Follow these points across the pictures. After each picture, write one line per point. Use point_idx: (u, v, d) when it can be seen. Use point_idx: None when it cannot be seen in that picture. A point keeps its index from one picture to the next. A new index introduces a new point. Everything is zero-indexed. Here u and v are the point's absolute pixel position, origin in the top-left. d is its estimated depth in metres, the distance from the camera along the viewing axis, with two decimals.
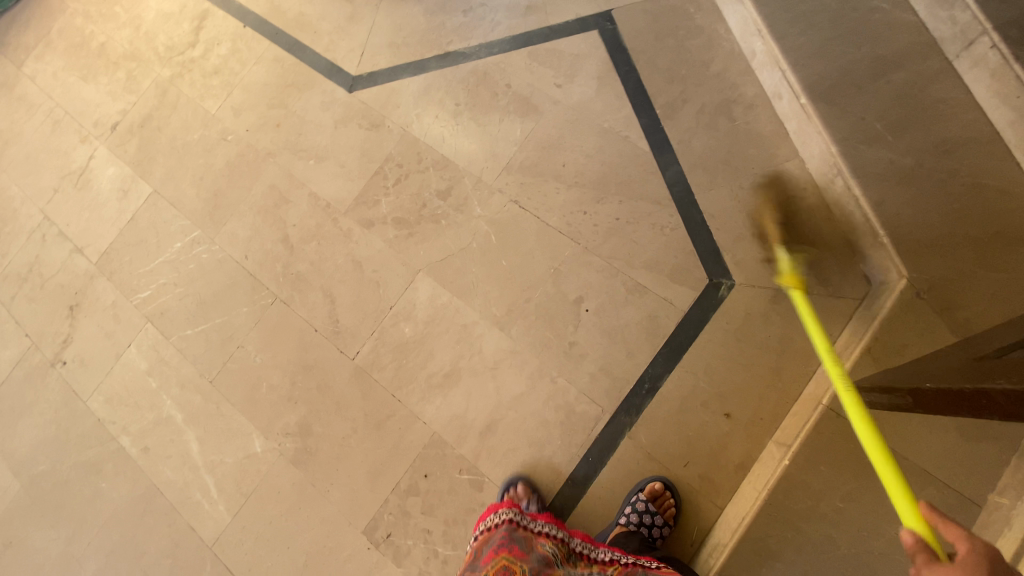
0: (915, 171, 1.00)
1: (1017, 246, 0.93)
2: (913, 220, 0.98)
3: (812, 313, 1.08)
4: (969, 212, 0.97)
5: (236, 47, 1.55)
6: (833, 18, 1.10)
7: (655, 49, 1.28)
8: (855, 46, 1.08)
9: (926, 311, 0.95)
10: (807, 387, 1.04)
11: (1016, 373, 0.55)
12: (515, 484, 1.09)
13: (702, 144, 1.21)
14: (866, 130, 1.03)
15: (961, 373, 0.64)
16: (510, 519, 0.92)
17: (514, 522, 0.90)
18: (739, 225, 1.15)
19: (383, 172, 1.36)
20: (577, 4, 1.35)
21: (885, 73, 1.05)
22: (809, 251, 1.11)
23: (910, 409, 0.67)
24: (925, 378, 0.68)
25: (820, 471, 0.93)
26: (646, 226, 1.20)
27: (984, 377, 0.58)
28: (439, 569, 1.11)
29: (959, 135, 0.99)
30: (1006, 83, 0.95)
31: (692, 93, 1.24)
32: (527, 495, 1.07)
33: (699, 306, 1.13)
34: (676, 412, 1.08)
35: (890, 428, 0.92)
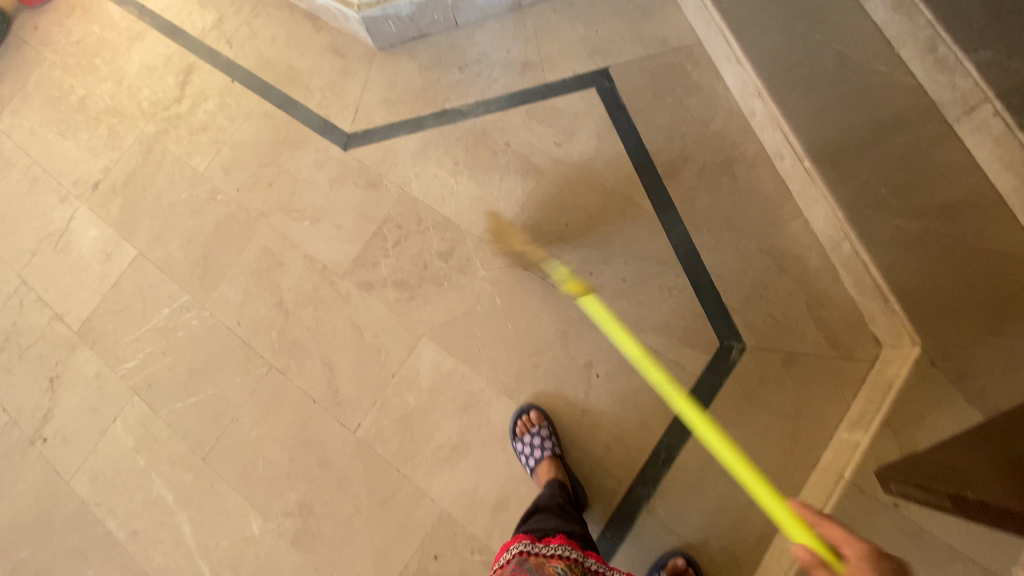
0: (923, 237, 1.00)
1: None
2: (924, 287, 0.98)
3: (825, 377, 1.07)
4: (978, 277, 0.96)
5: (224, 103, 1.51)
6: (832, 80, 1.11)
7: (655, 106, 1.28)
8: (856, 109, 1.08)
9: (942, 380, 0.94)
10: (825, 455, 1.03)
11: None
12: (528, 413, 1.13)
13: (706, 203, 1.21)
14: (872, 195, 1.04)
15: (1000, 477, 0.62)
16: (521, 551, 0.79)
17: (527, 553, 0.77)
18: (747, 286, 1.15)
19: (382, 233, 1.32)
20: (574, 60, 1.34)
21: (886, 138, 1.05)
22: (819, 312, 1.11)
23: (950, 511, 0.65)
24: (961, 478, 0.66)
25: None
26: (654, 287, 1.18)
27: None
28: None
29: (962, 200, 1.00)
30: (1009, 149, 0.94)
31: (693, 151, 1.24)
32: (539, 421, 1.11)
33: (711, 371, 1.11)
34: (693, 483, 1.06)
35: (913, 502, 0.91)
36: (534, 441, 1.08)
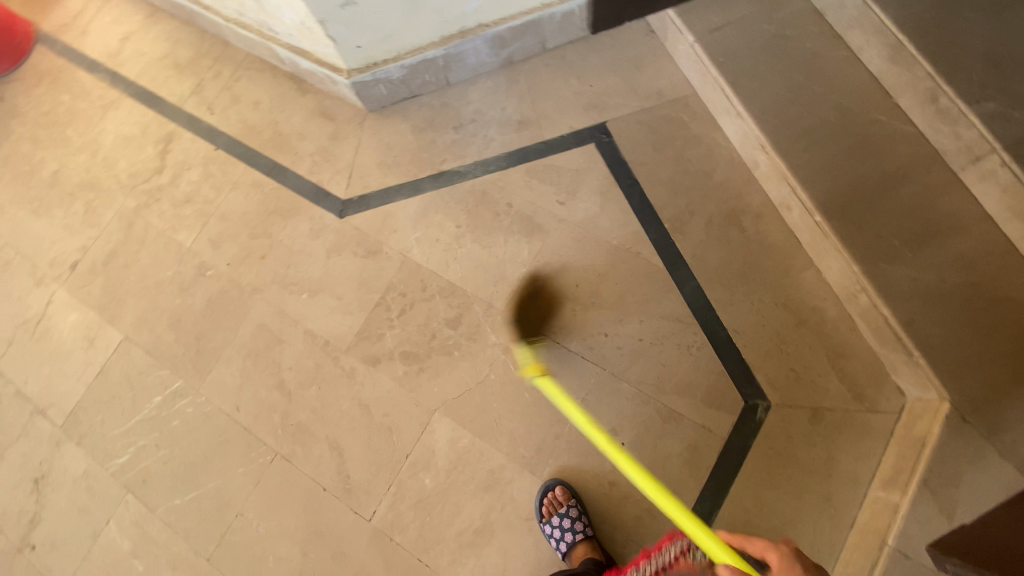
0: (940, 288, 1.00)
1: None
2: (946, 340, 0.98)
3: (853, 431, 1.06)
4: (999, 326, 0.97)
5: (209, 172, 1.45)
6: (834, 132, 1.11)
7: (656, 160, 1.27)
8: (860, 159, 1.08)
9: (975, 436, 0.93)
10: (862, 514, 1.00)
11: None
12: (553, 489, 1.09)
13: (716, 257, 1.20)
14: (885, 248, 1.04)
15: None
16: None
17: None
18: (764, 340, 1.14)
19: (385, 303, 1.27)
20: (570, 117, 1.34)
21: (893, 188, 1.06)
22: (839, 363, 1.10)
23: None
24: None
25: None
26: (671, 346, 1.16)
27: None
28: None
29: (975, 249, 1.00)
30: (1019, 200, 0.96)
31: (699, 204, 1.23)
32: (567, 497, 1.07)
33: (739, 433, 1.10)
34: None
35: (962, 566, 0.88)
36: (565, 524, 1.02)
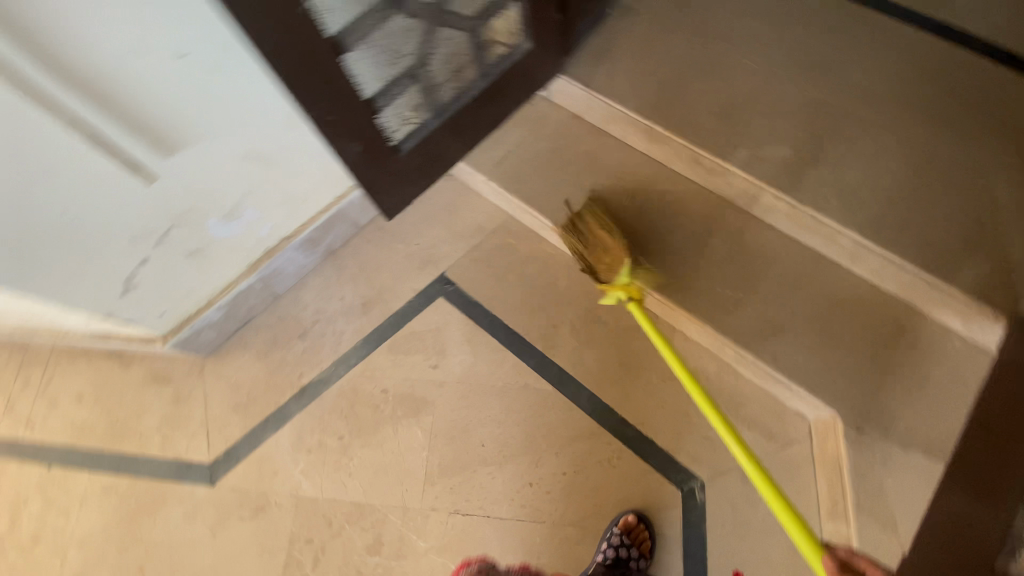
0: (782, 317, 1.07)
1: (895, 341, 1.02)
2: (809, 361, 1.05)
3: (783, 477, 1.05)
4: (844, 328, 1.04)
5: (47, 499, 1.25)
6: (637, 212, 1.19)
7: (503, 289, 1.29)
8: (670, 228, 1.16)
9: (874, 439, 0.99)
10: None
11: None
12: None
13: (595, 359, 1.21)
14: (723, 299, 1.11)
15: None
16: None
17: None
18: (671, 421, 1.15)
19: (295, 559, 1.13)
20: (410, 281, 1.33)
21: (706, 244, 1.13)
22: (741, 414, 1.09)
23: None
24: None
25: None
26: (593, 466, 1.14)
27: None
28: None
29: (795, 269, 1.08)
30: (803, 221, 1.08)
31: (558, 316, 1.26)
32: None
33: (690, 524, 1.10)
34: None
35: None
36: None
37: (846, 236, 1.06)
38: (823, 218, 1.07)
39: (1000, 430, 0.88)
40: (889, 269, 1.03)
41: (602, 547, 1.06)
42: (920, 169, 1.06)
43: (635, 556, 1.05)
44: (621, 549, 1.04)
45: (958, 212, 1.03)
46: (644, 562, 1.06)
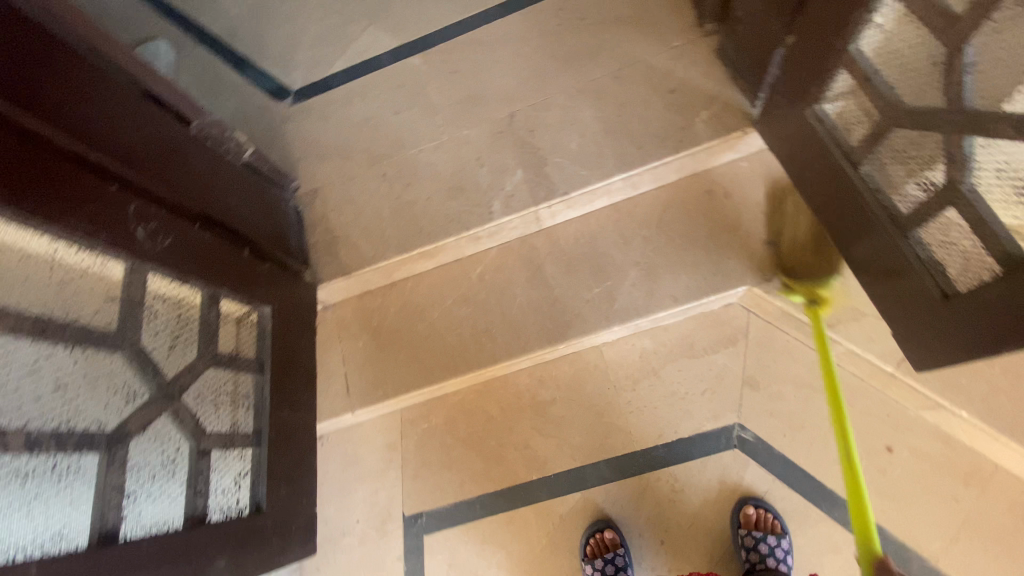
0: (645, 268, 1.14)
1: (717, 202, 1.12)
2: (691, 275, 1.12)
3: (768, 354, 1.12)
4: (682, 231, 1.13)
5: None
6: (482, 311, 1.18)
7: (460, 469, 1.19)
8: (513, 296, 1.17)
9: (782, 274, 1.08)
10: (852, 369, 1.06)
11: None
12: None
13: (576, 434, 1.16)
14: (599, 300, 1.15)
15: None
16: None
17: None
18: (672, 410, 1.13)
19: None
20: (388, 553, 1.18)
21: (547, 280, 1.17)
22: (698, 349, 1.15)
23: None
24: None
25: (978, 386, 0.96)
26: (668, 506, 1.10)
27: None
28: None
29: (615, 232, 1.16)
30: (581, 200, 1.15)
31: (518, 437, 1.18)
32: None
33: (767, 462, 1.08)
34: (893, 505, 1.01)
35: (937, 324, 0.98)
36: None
37: (616, 181, 1.13)
38: (592, 187, 1.14)
39: (821, 206, 0.93)
40: (661, 171, 1.12)
41: (745, 558, 1.02)
42: (602, 95, 1.17)
43: (778, 544, 1.01)
44: (765, 547, 1.00)
45: (653, 92, 1.15)
46: (788, 539, 1.03)
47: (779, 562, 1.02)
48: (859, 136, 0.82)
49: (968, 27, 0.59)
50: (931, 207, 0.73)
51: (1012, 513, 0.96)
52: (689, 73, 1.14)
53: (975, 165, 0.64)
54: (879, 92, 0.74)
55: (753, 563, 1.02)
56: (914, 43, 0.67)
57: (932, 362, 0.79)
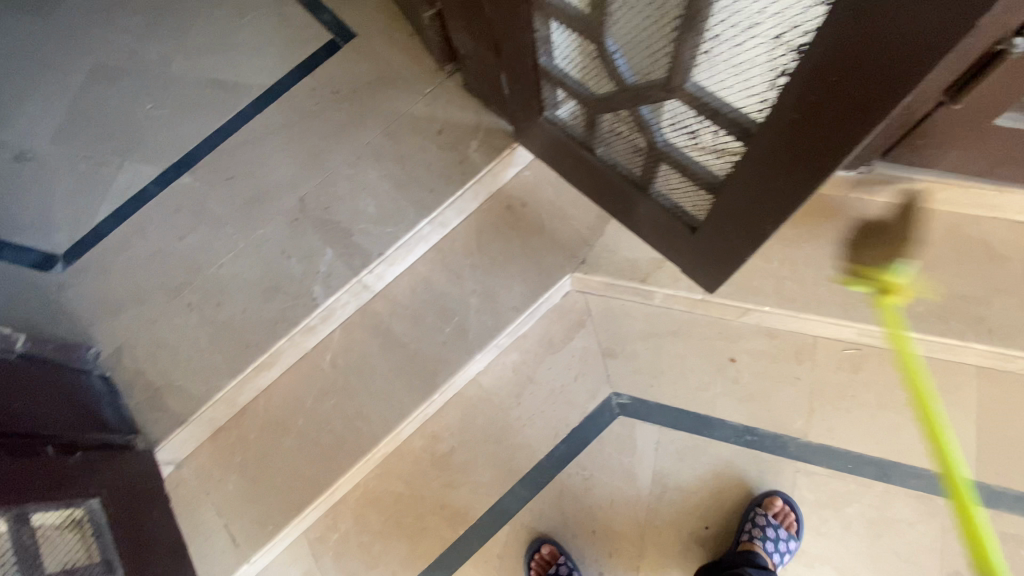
0: (482, 293, 1.18)
1: (516, 213, 1.23)
2: (523, 282, 1.18)
3: (611, 322, 1.24)
4: (500, 247, 1.21)
5: None
6: (346, 396, 1.14)
7: (387, 558, 1.14)
8: (372, 368, 1.15)
9: (593, 252, 1.20)
10: (679, 305, 1.21)
11: (764, 187, 0.64)
12: None
13: (484, 470, 1.16)
14: (453, 336, 1.15)
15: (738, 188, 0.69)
16: None
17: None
18: (557, 407, 1.19)
19: None
20: None
21: (397, 340, 1.16)
22: (555, 343, 1.24)
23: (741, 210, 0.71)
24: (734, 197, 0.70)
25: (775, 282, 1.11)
26: (590, 497, 1.13)
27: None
28: None
29: (442, 271, 1.20)
30: (398, 255, 1.15)
31: (431, 499, 1.16)
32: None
33: (652, 415, 1.16)
34: (757, 403, 1.14)
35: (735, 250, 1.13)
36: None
37: (424, 228, 1.16)
38: (403, 238, 1.14)
39: (595, 191, 1.04)
40: (459, 204, 1.19)
41: (749, 533, 1.03)
42: (381, 151, 1.20)
43: (785, 540, 1.03)
44: (774, 530, 1.01)
45: (425, 135, 1.20)
46: (795, 543, 1.04)
47: (771, 553, 1.02)
48: (585, 127, 0.93)
49: (599, 28, 0.69)
50: (654, 165, 0.85)
51: (841, 367, 1.13)
52: (448, 110, 1.22)
53: (658, 127, 0.76)
54: (575, 93, 0.85)
55: (751, 536, 1.03)
56: (578, 47, 0.77)
57: (712, 282, 0.93)
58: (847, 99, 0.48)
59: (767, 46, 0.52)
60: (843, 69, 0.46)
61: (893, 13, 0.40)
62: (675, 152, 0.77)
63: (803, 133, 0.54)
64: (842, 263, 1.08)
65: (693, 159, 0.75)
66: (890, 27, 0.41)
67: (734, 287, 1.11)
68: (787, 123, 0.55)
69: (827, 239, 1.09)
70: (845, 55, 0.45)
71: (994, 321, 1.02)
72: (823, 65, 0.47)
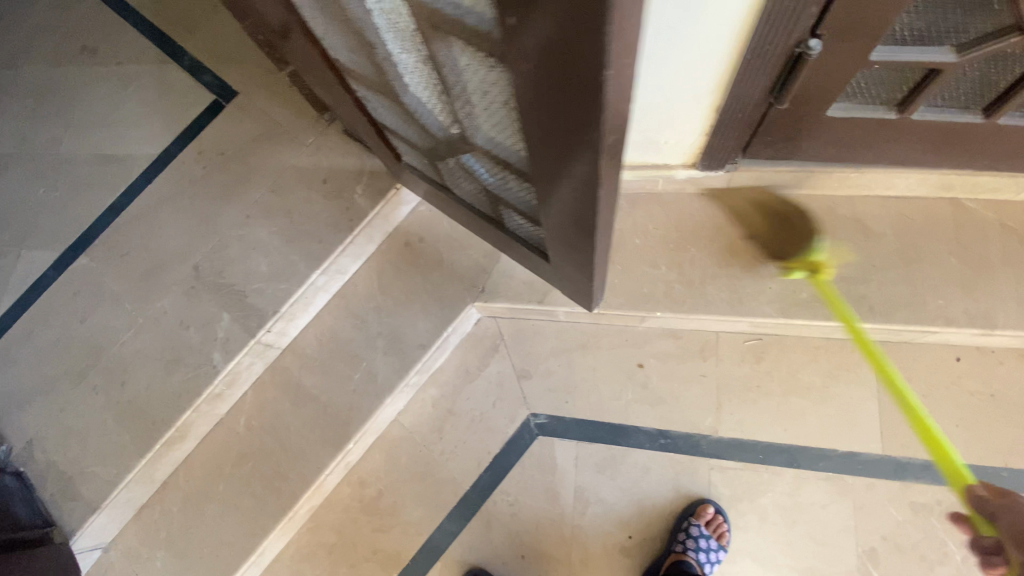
0: (387, 335, 1.18)
1: (413, 249, 1.23)
2: (426, 319, 1.19)
3: (523, 344, 1.25)
4: (400, 286, 1.21)
5: None
6: (264, 456, 1.14)
7: None
8: (286, 426, 1.15)
9: (491, 279, 1.21)
10: (584, 319, 1.22)
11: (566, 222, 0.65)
12: None
13: (411, 508, 1.17)
14: (362, 383, 1.16)
15: (552, 223, 0.70)
16: None
17: None
18: (478, 437, 1.20)
19: None
20: None
21: (308, 395, 1.16)
22: (471, 373, 1.24)
23: (564, 240, 0.73)
24: (552, 229, 0.71)
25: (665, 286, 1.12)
26: (518, 522, 1.14)
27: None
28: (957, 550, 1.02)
29: (344, 319, 1.19)
30: (295, 310, 1.15)
31: (364, 545, 1.16)
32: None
33: (570, 432, 1.18)
34: (668, 407, 1.15)
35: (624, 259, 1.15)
36: None
37: (317, 280, 1.16)
38: (296, 294, 1.14)
39: (470, 224, 1.05)
40: (353, 251, 1.19)
41: (682, 542, 1.04)
42: (268, 209, 1.20)
43: (716, 548, 1.04)
44: (705, 541, 1.02)
45: (310, 186, 1.21)
46: (723, 554, 1.05)
47: (702, 564, 1.03)
48: (432, 173, 0.94)
49: (389, 92, 0.69)
50: (495, 203, 0.85)
51: (744, 359, 1.14)
52: (331, 158, 1.22)
53: (479, 171, 0.77)
54: (408, 144, 0.85)
55: (682, 547, 1.03)
56: (386, 108, 0.77)
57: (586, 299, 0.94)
58: (569, 153, 0.48)
59: (504, 109, 0.53)
60: (557, 135, 0.47)
61: (553, 84, 0.40)
62: (500, 194, 0.77)
63: (563, 180, 0.55)
64: (723, 260, 1.11)
65: (514, 199, 0.76)
66: (555, 95, 0.41)
67: (626, 296, 1.13)
68: (547, 172, 0.55)
69: (707, 239, 1.12)
70: (546, 120, 0.46)
71: (875, 298, 1.04)
72: (538, 124, 0.48)
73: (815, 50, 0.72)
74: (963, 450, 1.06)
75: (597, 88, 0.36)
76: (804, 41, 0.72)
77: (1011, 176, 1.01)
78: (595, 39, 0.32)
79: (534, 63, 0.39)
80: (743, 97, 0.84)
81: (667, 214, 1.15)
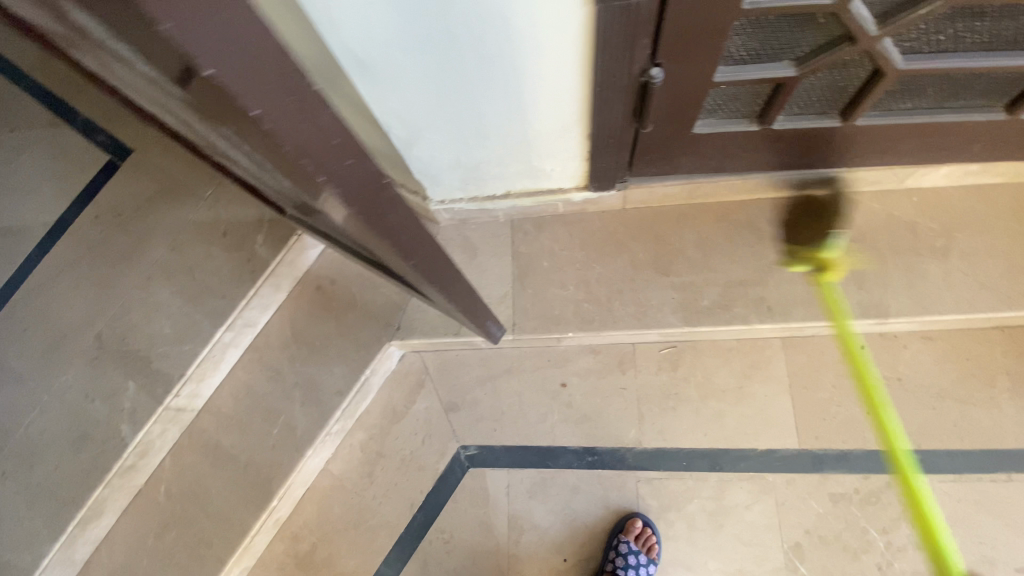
0: (304, 385, 1.16)
1: (325, 293, 1.21)
2: (342, 364, 1.17)
3: (447, 376, 1.23)
4: (314, 333, 1.19)
5: None
6: (187, 524, 1.11)
7: None
8: (208, 490, 1.12)
9: (405, 317, 1.20)
10: (504, 345, 1.22)
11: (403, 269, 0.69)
12: None
13: (347, 557, 1.16)
14: (281, 436, 1.14)
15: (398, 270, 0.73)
16: None
17: None
18: (408, 476, 1.18)
19: None
20: None
21: (228, 455, 1.13)
22: (397, 411, 1.22)
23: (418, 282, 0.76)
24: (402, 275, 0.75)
25: (575, 307, 1.13)
26: (454, 557, 1.14)
27: (211, 120, 0.38)
28: (875, 535, 1.04)
29: (258, 372, 1.18)
30: (203, 370, 1.13)
31: None
32: None
33: (499, 460, 1.17)
34: (593, 424, 1.16)
35: (533, 284, 1.15)
36: None
37: (223, 337, 1.14)
38: (203, 354, 1.12)
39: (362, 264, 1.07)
40: (260, 303, 1.17)
41: (613, 559, 1.05)
42: (169, 269, 1.17)
43: (646, 562, 1.04)
44: (634, 557, 1.02)
45: (210, 241, 1.18)
46: (654, 568, 1.06)
47: None
48: (308, 225, 0.97)
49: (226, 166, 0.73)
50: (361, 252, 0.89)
51: (661, 368, 1.16)
52: (231, 211, 1.20)
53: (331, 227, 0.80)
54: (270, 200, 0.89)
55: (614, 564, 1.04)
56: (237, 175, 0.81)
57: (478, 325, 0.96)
58: (350, 221, 0.52)
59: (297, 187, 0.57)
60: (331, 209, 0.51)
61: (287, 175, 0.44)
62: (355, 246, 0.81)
63: (368, 239, 0.59)
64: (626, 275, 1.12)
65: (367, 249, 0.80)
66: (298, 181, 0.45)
67: (538, 319, 1.14)
68: (354, 233, 0.59)
69: (610, 256, 1.14)
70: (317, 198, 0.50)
71: (773, 299, 1.07)
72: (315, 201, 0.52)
73: (656, 79, 0.74)
74: (875, 437, 1.08)
75: (304, 179, 0.40)
76: (646, 71, 0.74)
77: (888, 168, 1.04)
78: (269, 146, 0.36)
79: (264, 160, 0.43)
80: (594, 129, 0.87)
81: (569, 235, 1.16)
